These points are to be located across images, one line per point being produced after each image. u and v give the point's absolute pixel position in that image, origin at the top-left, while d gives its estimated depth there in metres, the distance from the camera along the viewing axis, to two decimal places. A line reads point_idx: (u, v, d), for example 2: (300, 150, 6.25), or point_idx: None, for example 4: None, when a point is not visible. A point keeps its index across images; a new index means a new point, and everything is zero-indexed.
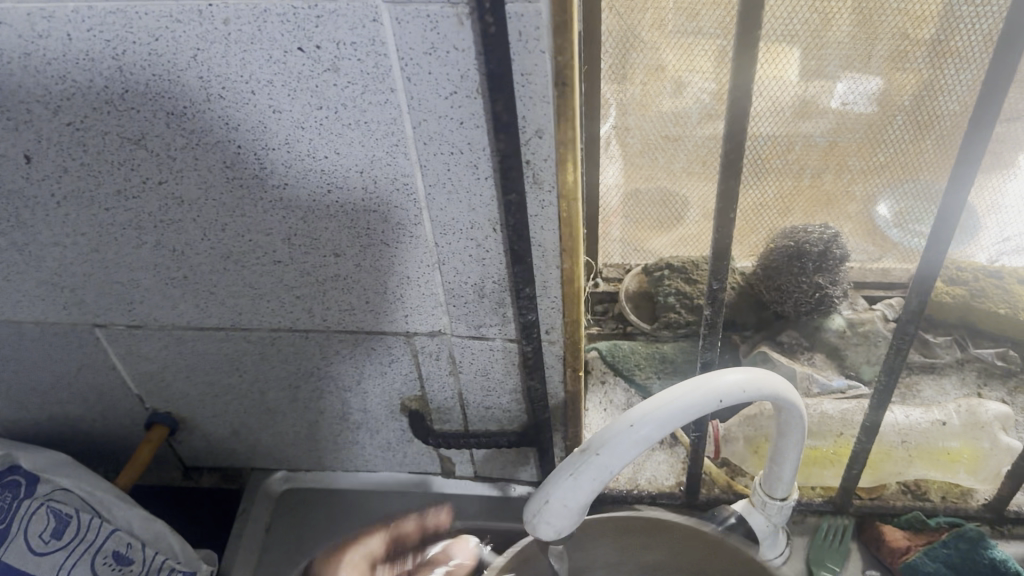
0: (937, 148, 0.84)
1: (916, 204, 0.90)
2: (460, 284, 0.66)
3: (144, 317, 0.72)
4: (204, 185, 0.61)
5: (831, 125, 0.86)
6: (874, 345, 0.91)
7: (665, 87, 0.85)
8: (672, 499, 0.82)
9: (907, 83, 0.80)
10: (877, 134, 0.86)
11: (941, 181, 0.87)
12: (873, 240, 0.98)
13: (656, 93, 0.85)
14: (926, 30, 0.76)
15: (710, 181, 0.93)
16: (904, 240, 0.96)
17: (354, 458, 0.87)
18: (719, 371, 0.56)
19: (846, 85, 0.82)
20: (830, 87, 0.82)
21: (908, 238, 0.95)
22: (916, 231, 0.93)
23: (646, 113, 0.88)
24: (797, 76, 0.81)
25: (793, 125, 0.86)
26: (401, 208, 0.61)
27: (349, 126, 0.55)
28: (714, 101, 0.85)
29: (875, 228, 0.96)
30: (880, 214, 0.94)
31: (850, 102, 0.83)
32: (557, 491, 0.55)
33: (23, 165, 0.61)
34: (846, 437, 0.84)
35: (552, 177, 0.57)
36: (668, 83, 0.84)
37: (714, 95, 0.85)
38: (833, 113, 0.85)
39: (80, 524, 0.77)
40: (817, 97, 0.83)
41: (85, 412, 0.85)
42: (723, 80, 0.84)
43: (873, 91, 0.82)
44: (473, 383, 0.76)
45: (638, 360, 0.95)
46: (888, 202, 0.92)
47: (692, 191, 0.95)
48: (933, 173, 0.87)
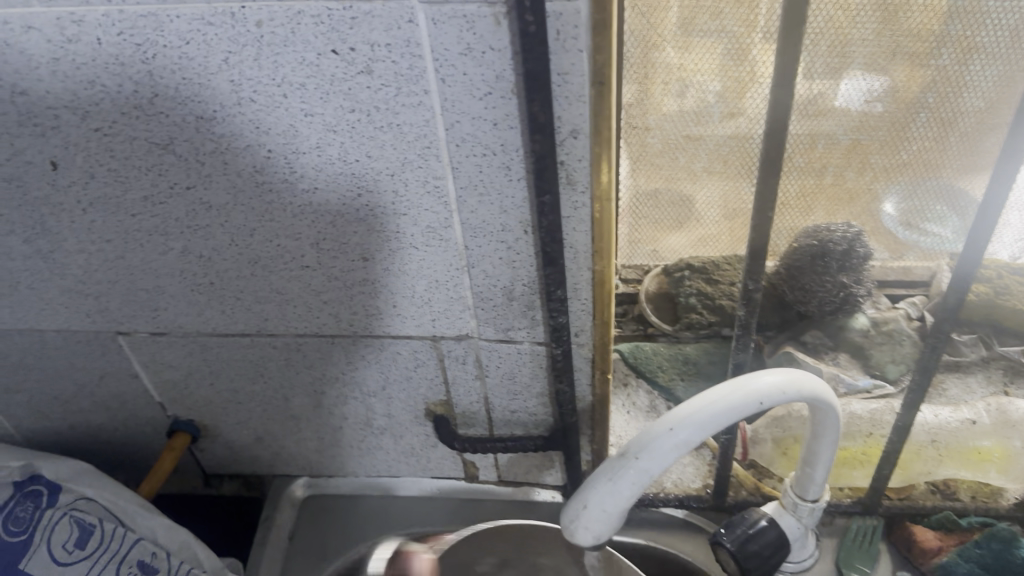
0: (959, 144, 0.84)
1: (934, 202, 0.90)
2: (489, 288, 0.65)
3: (168, 323, 0.71)
4: (233, 190, 0.60)
5: (852, 123, 0.85)
6: (899, 344, 0.91)
7: (686, 87, 0.84)
8: (700, 502, 0.81)
9: (929, 79, 0.79)
10: (898, 132, 0.85)
11: (963, 180, 0.87)
12: (887, 242, 0.98)
13: (677, 93, 0.85)
14: (946, 25, 0.75)
15: (729, 180, 0.92)
16: (919, 240, 0.96)
17: (377, 463, 0.86)
18: (757, 372, 0.56)
19: (852, 85, 0.81)
20: (845, 87, 0.81)
21: (923, 237, 0.95)
22: (928, 231, 0.94)
23: (667, 113, 0.87)
24: (820, 72, 0.80)
25: (815, 123, 0.85)
26: (431, 210, 0.60)
27: (381, 129, 0.55)
28: (733, 99, 0.84)
29: (884, 230, 0.96)
30: (888, 212, 0.94)
31: (872, 100, 0.82)
32: (595, 496, 0.55)
33: (50, 171, 0.60)
34: (876, 437, 0.83)
35: (586, 177, 0.56)
36: (690, 85, 0.84)
37: (727, 91, 0.83)
38: (856, 112, 0.84)
39: (104, 534, 0.76)
40: (837, 97, 0.82)
41: (106, 420, 0.84)
42: (735, 80, 0.82)
43: (888, 89, 0.81)
44: (500, 387, 0.75)
45: (661, 361, 0.94)
46: (903, 199, 0.92)
47: (711, 191, 0.94)
48: (956, 171, 0.87)
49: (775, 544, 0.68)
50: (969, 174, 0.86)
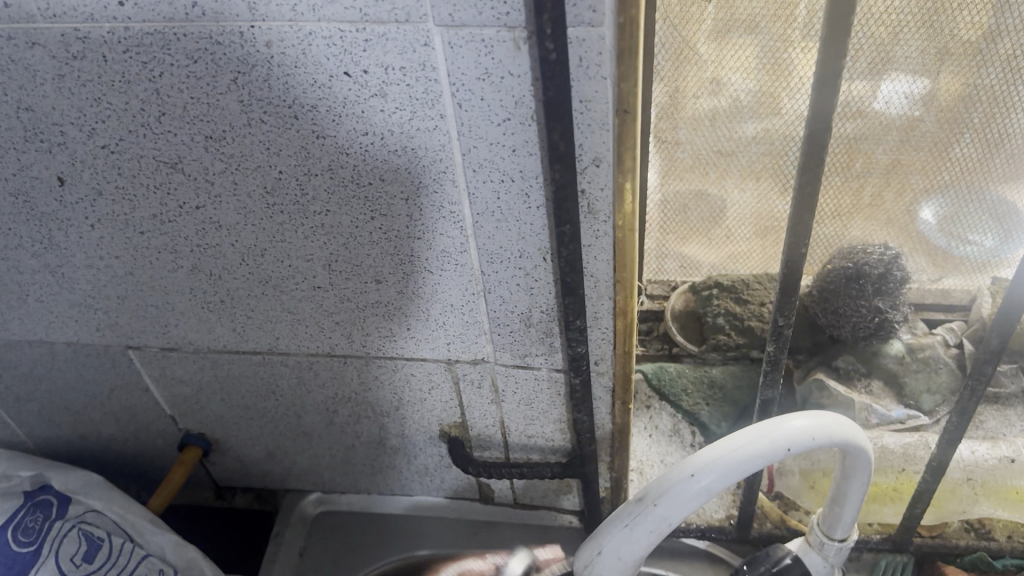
0: (1005, 166, 0.80)
1: (976, 215, 0.85)
2: (506, 313, 0.63)
3: (178, 339, 0.70)
4: (243, 211, 0.58)
5: (889, 140, 0.81)
6: (936, 372, 0.87)
7: (718, 101, 0.80)
8: (721, 534, 0.79)
9: (976, 99, 0.75)
10: (942, 153, 0.81)
11: (1010, 199, 0.82)
12: (932, 256, 0.92)
13: (708, 107, 0.81)
14: (997, 43, 0.71)
15: (761, 193, 0.88)
16: (962, 250, 0.91)
17: (391, 482, 0.84)
18: (785, 416, 0.53)
19: (893, 88, 0.76)
20: (879, 91, 0.76)
21: (964, 246, 0.90)
22: (968, 240, 0.89)
23: (697, 126, 0.83)
24: (858, 88, 0.76)
25: (852, 138, 0.81)
26: (446, 235, 0.58)
27: (395, 152, 0.52)
28: (767, 114, 0.81)
29: (923, 240, 0.90)
30: (925, 221, 0.88)
31: (896, 106, 0.77)
32: (609, 543, 0.52)
33: (57, 187, 0.58)
34: (908, 474, 0.80)
35: (608, 207, 0.54)
36: (722, 99, 0.80)
37: (755, 95, 0.79)
38: (897, 130, 0.80)
39: (112, 549, 0.75)
40: (868, 103, 0.77)
41: (118, 432, 0.83)
42: (762, 83, 0.78)
43: (922, 93, 0.76)
44: (517, 411, 0.73)
45: (685, 385, 0.91)
46: (935, 205, 0.86)
47: (742, 201, 0.89)
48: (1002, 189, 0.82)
49: None
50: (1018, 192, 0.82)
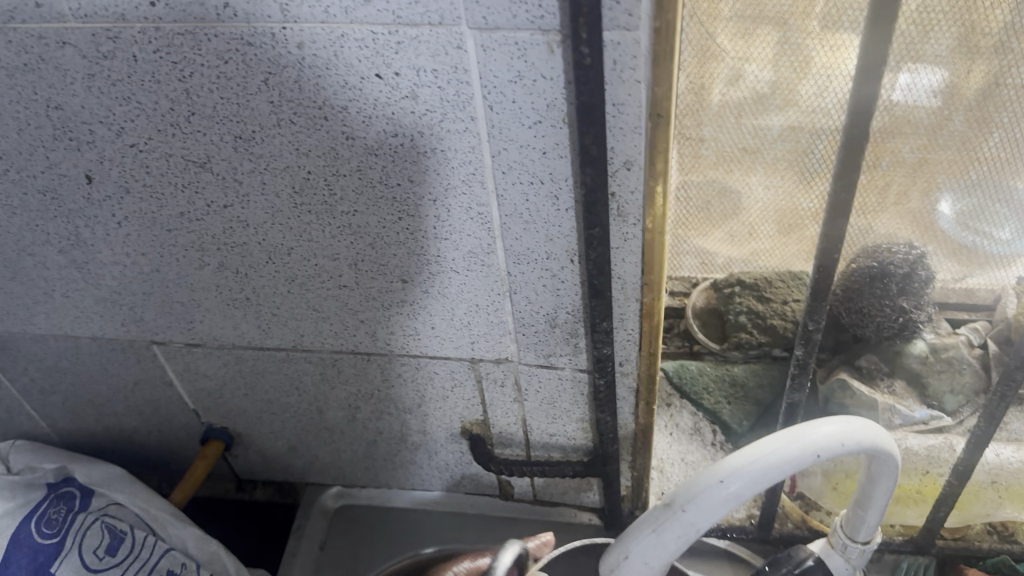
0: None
1: (1001, 211, 0.84)
2: (532, 314, 0.63)
3: (203, 335, 0.70)
4: (271, 209, 0.58)
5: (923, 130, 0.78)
6: (959, 372, 0.86)
7: (742, 98, 0.80)
8: (743, 534, 0.80)
9: (1007, 97, 0.74)
10: (968, 156, 0.80)
11: None
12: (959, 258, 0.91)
13: (734, 104, 0.81)
14: None
15: (782, 178, 0.86)
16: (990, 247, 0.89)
17: (411, 477, 0.85)
18: (814, 421, 0.52)
19: (915, 81, 0.74)
20: (897, 82, 0.74)
21: (993, 245, 0.88)
22: (985, 233, 0.87)
23: (722, 120, 0.82)
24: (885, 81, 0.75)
25: (891, 125, 0.79)
26: (473, 235, 0.57)
27: (424, 154, 0.52)
28: (794, 111, 0.80)
29: (943, 233, 0.89)
30: (943, 213, 0.86)
31: (920, 100, 0.76)
32: (637, 547, 0.52)
33: (85, 184, 0.58)
34: (932, 475, 0.79)
35: (638, 210, 0.53)
36: (748, 95, 0.79)
37: (774, 86, 0.78)
38: (924, 128, 0.78)
39: (135, 541, 0.76)
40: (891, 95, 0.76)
41: (140, 425, 0.83)
42: (783, 73, 0.77)
43: (945, 86, 0.74)
44: (539, 410, 0.73)
45: (706, 383, 0.91)
46: (952, 200, 0.85)
47: (760, 188, 0.88)
48: None
49: None
50: None
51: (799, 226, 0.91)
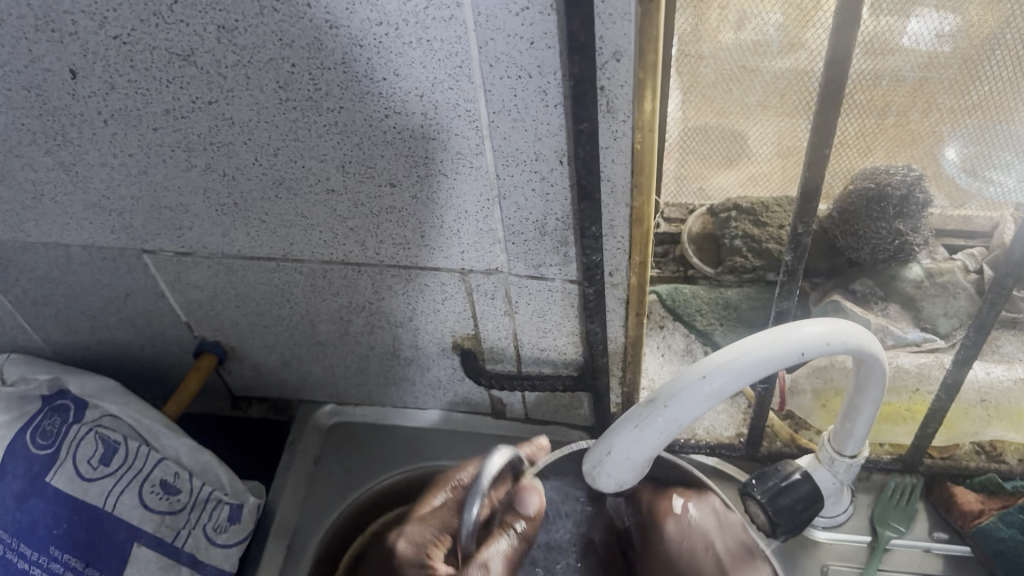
0: (993, 97, 0.81)
1: (988, 149, 0.85)
2: (521, 220, 0.62)
3: (193, 244, 0.70)
4: (256, 106, 0.57)
5: (890, 79, 0.81)
6: (954, 297, 0.86)
7: (732, 20, 0.79)
8: (732, 451, 0.80)
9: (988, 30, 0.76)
10: (927, 93, 0.82)
11: None
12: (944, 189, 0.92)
13: (733, 22, 0.79)
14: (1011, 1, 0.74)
15: (785, 117, 0.87)
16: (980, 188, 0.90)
17: (404, 394, 0.86)
18: (801, 321, 0.52)
19: (922, 24, 0.76)
20: (907, 26, 0.76)
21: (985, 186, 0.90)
22: (992, 180, 0.89)
23: (722, 74, 0.84)
24: (886, 20, 0.76)
25: (878, 65, 0.80)
26: (461, 135, 0.57)
27: (410, 44, 0.51)
28: (793, 28, 0.79)
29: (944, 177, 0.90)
30: (948, 159, 0.88)
31: (925, 41, 0.77)
32: (619, 443, 0.50)
33: (69, 80, 0.58)
34: (922, 393, 0.81)
35: (628, 106, 0.52)
36: (746, 34, 0.80)
37: (780, 28, 0.79)
38: (923, 53, 0.79)
39: (128, 452, 0.77)
40: (889, 35, 0.77)
41: (134, 338, 0.84)
42: (789, 15, 0.78)
43: (955, 27, 0.76)
44: (530, 324, 0.73)
45: (700, 305, 0.91)
46: (958, 144, 0.86)
47: (764, 126, 0.88)
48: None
49: (807, 498, 0.67)
50: None
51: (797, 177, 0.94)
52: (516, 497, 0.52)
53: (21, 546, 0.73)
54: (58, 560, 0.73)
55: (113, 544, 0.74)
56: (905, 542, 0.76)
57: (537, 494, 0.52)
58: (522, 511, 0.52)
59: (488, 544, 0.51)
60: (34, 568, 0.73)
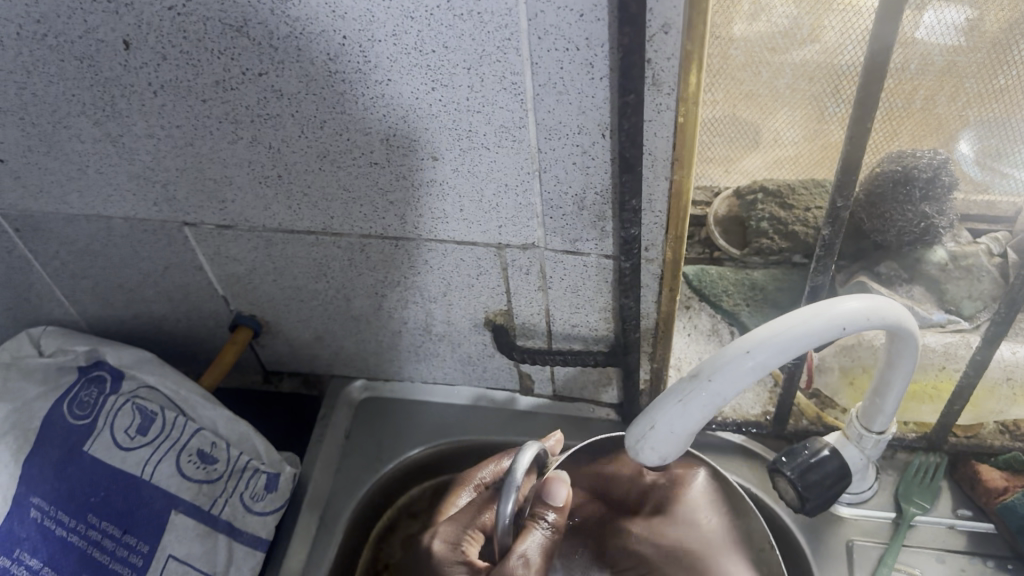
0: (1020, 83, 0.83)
1: (1003, 143, 0.89)
2: (560, 195, 0.63)
3: (234, 217, 0.72)
4: (305, 78, 0.58)
5: (920, 63, 0.84)
6: (978, 280, 0.87)
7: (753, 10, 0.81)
8: (760, 429, 0.82)
9: (1008, 15, 0.80)
10: (954, 78, 0.85)
11: None
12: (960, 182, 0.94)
13: (749, 13, 0.81)
14: None
15: (812, 100, 0.90)
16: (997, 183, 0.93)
17: (433, 369, 0.87)
18: (839, 297, 0.53)
19: (936, 17, 0.81)
20: (921, 19, 0.81)
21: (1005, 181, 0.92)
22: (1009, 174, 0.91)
23: (753, 56, 0.85)
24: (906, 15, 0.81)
25: (903, 57, 0.84)
26: (505, 108, 0.58)
27: (460, 17, 0.52)
28: (804, 14, 0.81)
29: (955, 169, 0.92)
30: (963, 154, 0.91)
31: (942, 35, 0.82)
32: (663, 418, 0.53)
33: (122, 51, 0.59)
34: (948, 370, 0.82)
35: (673, 79, 0.53)
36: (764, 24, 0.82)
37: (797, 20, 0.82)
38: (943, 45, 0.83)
39: (165, 422, 0.79)
40: (907, 28, 0.82)
41: (170, 311, 0.86)
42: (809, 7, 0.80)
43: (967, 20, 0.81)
44: (562, 299, 0.74)
45: (726, 286, 0.91)
46: (974, 139, 0.90)
47: (791, 111, 0.92)
48: None
49: (836, 475, 0.68)
50: None
51: (824, 163, 0.95)
52: (545, 489, 0.56)
53: (59, 514, 0.74)
54: (95, 528, 0.74)
55: (151, 512, 0.75)
56: (929, 519, 0.77)
57: (564, 485, 0.56)
58: (551, 502, 0.56)
59: (523, 536, 0.56)
60: (72, 535, 0.74)
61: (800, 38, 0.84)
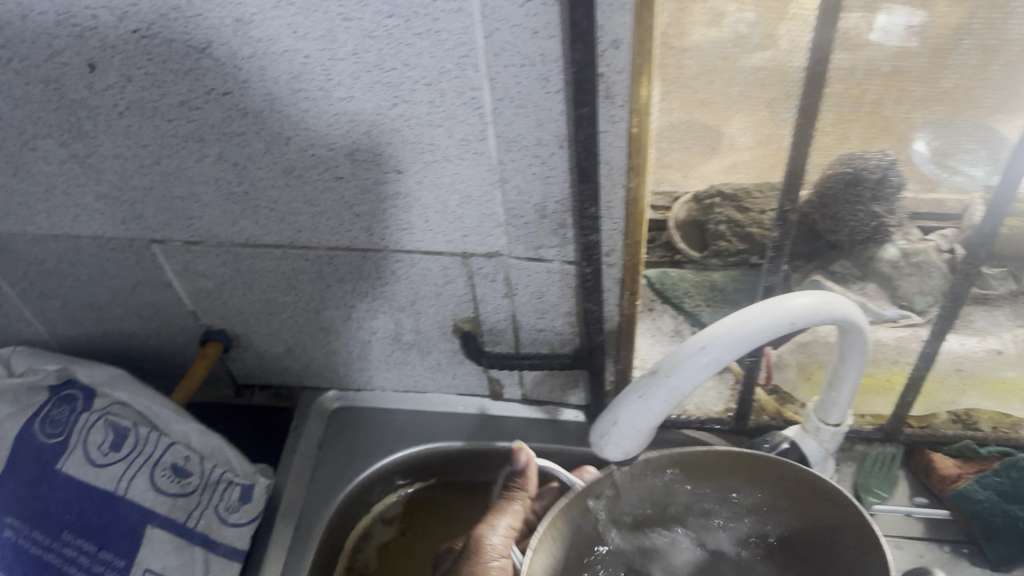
0: (963, 85, 0.74)
1: (960, 143, 0.80)
2: (521, 204, 0.65)
3: (202, 233, 0.73)
4: (269, 97, 0.60)
5: (866, 67, 0.72)
6: (928, 275, 0.92)
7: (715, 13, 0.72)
8: (722, 424, 0.84)
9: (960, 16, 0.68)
10: (899, 82, 0.75)
11: (1000, 128, 0.77)
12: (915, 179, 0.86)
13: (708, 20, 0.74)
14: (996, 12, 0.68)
15: (762, 108, 0.83)
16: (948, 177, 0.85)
17: (404, 377, 0.89)
18: (789, 294, 0.55)
19: (891, 17, 0.69)
20: (875, 21, 0.69)
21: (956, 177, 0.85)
22: (960, 170, 0.84)
23: (705, 65, 0.79)
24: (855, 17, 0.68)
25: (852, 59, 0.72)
26: (466, 122, 0.59)
27: (419, 35, 0.54)
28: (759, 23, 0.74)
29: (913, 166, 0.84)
30: (919, 151, 0.82)
31: (892, 33, 0.70)
32: (626, 412, 0.57)
33: (87, 73, 0.60)
34: (898, 363, 0.89)
35: (625, 91, 0.56)
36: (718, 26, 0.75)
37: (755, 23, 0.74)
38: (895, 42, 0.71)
39: (138, 438, 0.80)
40: (859, 32, 0.69)
41: (140, 328, 0.87)
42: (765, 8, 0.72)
43: (920, 22, 0.69)
44: (528, 305, 0.76)
45: (687, 288, 0.98)
46: (928, 137, 0.80)
47: (743, 120, 0.84)
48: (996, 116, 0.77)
49: None
50: (1006, 120, 0.76)
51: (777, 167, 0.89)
52: None
53: (33, 532, 0.75)
54: (70, 544, 0.76)
55: (127, 527, 0.77)
56: (888, 507, 0.80)
57: None
58: None
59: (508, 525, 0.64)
60: (46, 552, 0.75)
61: (751, 44, 0.77)
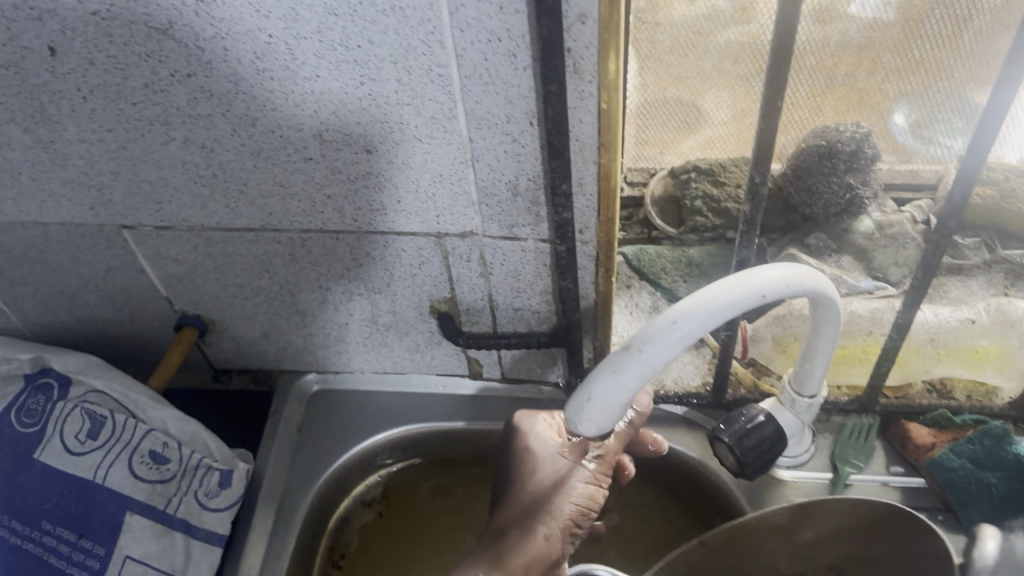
0: (932, 54, 0.97)
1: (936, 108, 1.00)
2: (494, 182, 0.65)
3: (173, 217, 0.72)
4: (235, 78, 0.59)
5: (838, 40, 0.99)
6: (904, 247, 0.89)
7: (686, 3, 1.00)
8: (700, 399, 0.85)
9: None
10: (872, 53, 1.01)
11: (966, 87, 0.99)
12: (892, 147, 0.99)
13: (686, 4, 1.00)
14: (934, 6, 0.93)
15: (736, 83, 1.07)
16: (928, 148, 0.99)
17: (382, 359, 0.89)
18: (759, 267, 0.55)
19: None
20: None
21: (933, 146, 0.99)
22: (935, 140, 0.99)
23: (678, 40, 1.01)
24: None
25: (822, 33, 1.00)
26: (434, 100, 0.59)
27: (383, 12, 0.53)
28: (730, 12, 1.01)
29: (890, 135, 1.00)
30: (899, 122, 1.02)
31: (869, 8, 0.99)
32: (599, 389, 0.56)
33: (48, 57, 0.59)
34: (875, 336, 0.86)
35: (593, 66, 0.55)
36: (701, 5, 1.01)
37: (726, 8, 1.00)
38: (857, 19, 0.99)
39: (116, 425, 0.79)
40: (834, 6, 0.98)
41: (113, 314, 0.86)
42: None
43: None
44: (504, 284, 0.76)
45: (664, 264, 0.93)
46: (906, 110, 1.02)
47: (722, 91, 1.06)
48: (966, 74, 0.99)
49: (773, 438, 0.71)
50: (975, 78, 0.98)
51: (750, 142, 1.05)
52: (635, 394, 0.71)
53: (14, 522, 0.75)
54: (49, 534, 0.75)
55: (105, 515, 0.76)
56: (865, 477, 0.80)
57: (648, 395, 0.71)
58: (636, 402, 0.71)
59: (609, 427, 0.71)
60: (26, 542, 0.75)
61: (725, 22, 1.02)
